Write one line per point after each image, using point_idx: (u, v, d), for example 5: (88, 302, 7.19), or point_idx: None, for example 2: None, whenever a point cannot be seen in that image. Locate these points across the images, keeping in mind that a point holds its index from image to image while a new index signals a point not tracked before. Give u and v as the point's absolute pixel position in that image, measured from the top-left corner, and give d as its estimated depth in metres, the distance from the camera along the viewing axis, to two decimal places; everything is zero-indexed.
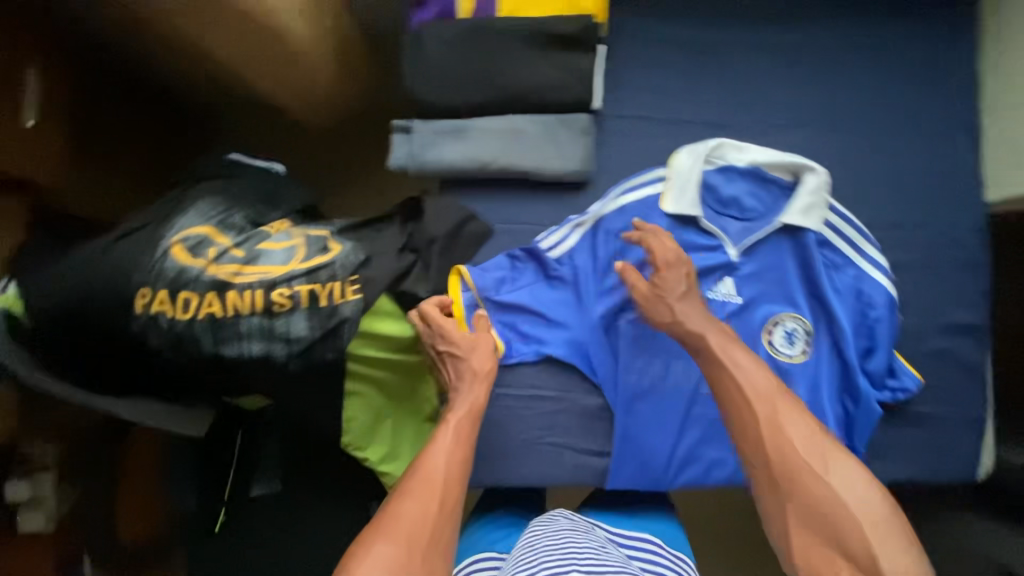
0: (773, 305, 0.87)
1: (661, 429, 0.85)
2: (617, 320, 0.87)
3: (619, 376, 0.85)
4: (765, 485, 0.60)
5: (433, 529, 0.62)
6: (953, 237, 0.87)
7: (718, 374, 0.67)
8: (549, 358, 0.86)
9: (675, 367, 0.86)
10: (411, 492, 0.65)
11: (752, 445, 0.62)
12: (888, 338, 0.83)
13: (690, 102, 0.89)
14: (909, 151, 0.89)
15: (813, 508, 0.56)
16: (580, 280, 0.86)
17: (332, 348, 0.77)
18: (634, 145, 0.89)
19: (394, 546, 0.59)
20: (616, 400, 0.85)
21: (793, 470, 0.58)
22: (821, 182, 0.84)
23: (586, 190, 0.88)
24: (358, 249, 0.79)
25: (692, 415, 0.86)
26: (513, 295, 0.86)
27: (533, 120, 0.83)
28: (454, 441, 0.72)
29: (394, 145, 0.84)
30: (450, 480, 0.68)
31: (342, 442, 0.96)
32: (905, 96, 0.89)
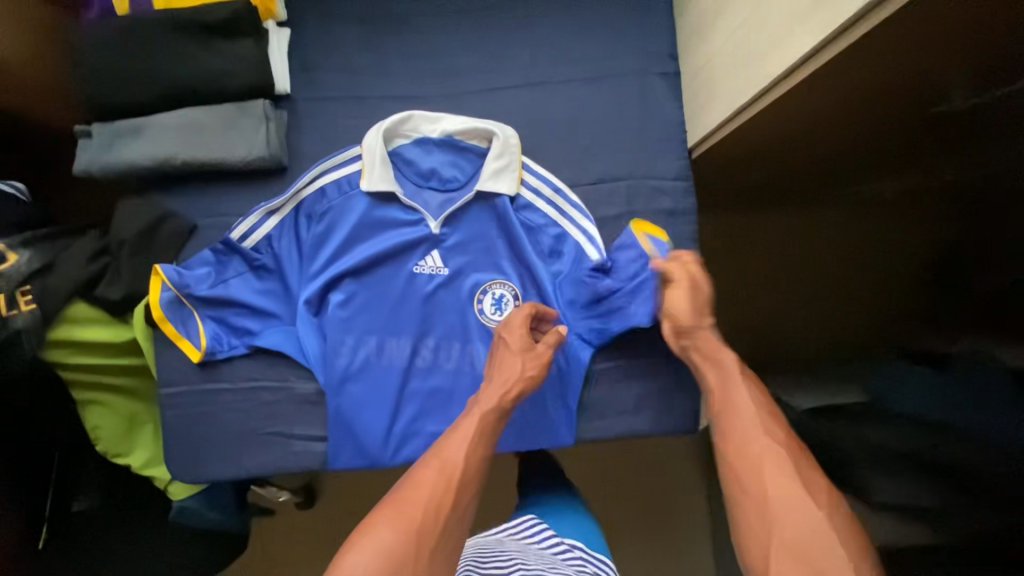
0: (482, 272, 0.87)
1: (377, 406, 0.85)
2: (325, 302, 0.86)
3: (327, 358, 0.85)
4: (753, 511, 0.62)
5: (441, 519, 0.62)
6: (658, 184, 0.86)
7: (730, 397, 0.71)
8: (259, 348, 0.86)
9: (389, 344, 0.86)
10: (421, 479, 0.65)
11: (748, 474, 0.65)
12: (585, 294, 0.83)
13: (383, 76, 0.88)
14: (608, 102, 0.87)
15: (797, 545, 0.58)
16: (285, 266, 0.86)
17: (16, 359, 0.79)
18: (330, 124, 0.88)
19: (400, 534, 0.59)
20: (329, 382, 0.85)
21: (779, 495, 0.62)
22: (506, 145, 0.84)
23: (286, 175, 0.87)
24: (36, 258, 0.80)
25: (410, 389, 0.86)
26: (217, 289, 0.85)
27: (210, 111, 0.83)
28: (476, 432, 0.70)
29: (78, 150, 0.84)
30: (467, 471, 0.67)
31: (99, 451, 0.96)
32: (598, 47, 0.88)
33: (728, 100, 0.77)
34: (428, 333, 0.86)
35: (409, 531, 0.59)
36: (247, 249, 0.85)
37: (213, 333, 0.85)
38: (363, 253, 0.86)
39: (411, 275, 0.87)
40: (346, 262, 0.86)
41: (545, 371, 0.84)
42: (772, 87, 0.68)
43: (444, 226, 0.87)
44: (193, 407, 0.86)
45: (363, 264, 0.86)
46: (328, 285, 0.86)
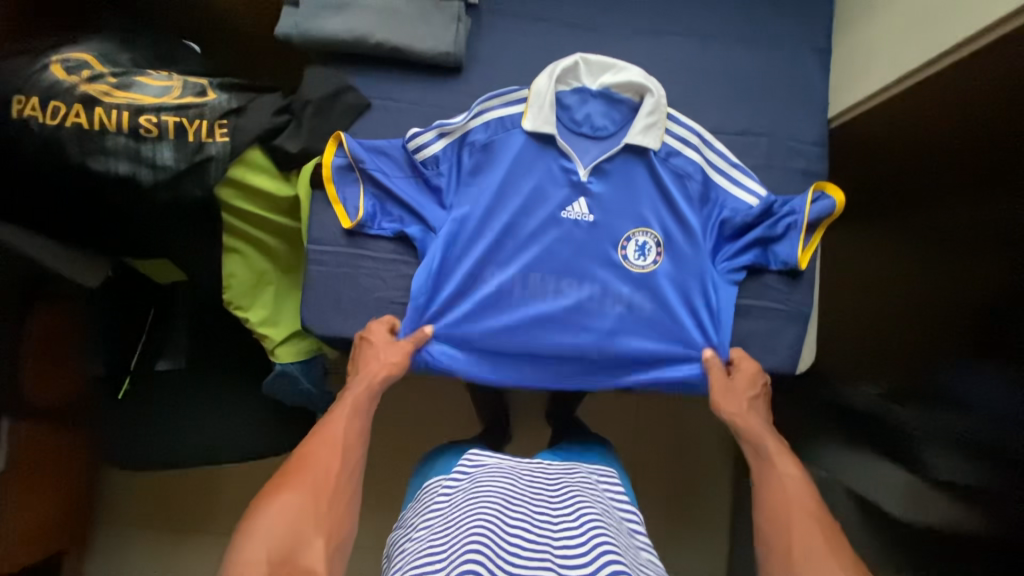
0: (625, 222, 0.93)
1: (515, 330, 0.92)
2: (476, 227, 0.93)
3: (477, 285, 0.93)
4: (779, 563, 0.68)
5: (336, 490, 0.74)
6: (796, 146, 0.94)
7: (767, 470, 0.78)
8: (403, 243, 0.93)
9: (526, 272, 0.93)
10: (317, 449, 0.76)
11: (771, 521, 0.73)
12: (728, 249, 0.92)
13: (563, 4, 0.97)
14: (763, 65, 0.95)
15: None
16: (444, 187, 0.93)
17: (199, 185, 0.85)
18: (509, 37, 0.96)
19: (298, 496, 0.71)
20: (470, 303, 0.92)
21: (810, 549, 0.67)
22: (657, 102, 0.91)
23: (461, 75, 0.95)
24: (234, 99, 0.87)
25: (548, 321, 0.92)
26: (383, 182, 0.92)
27: (409, 3, 0.91)
28: (352, 411, 0.83)
29: (283, 16, 0.92)
30: (349, 442, 0.79)
31: (224, 299, 1.02)
32: (762, 15, 0.96)
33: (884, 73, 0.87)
34: (570, 272, 0.93)
35: (313, 492, 0.72)
36: (419, 162, 0.92)
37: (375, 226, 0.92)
38: (517, 186, 0.93)
39: (557, 215, 0.93)
40: (499, 191, 0.93)
41: (664, 320, 0.92)
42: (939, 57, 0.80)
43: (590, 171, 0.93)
44: (336, 270, 0.93)
45: (517, 201, 0.93)
46: (478, 208, 0.93)
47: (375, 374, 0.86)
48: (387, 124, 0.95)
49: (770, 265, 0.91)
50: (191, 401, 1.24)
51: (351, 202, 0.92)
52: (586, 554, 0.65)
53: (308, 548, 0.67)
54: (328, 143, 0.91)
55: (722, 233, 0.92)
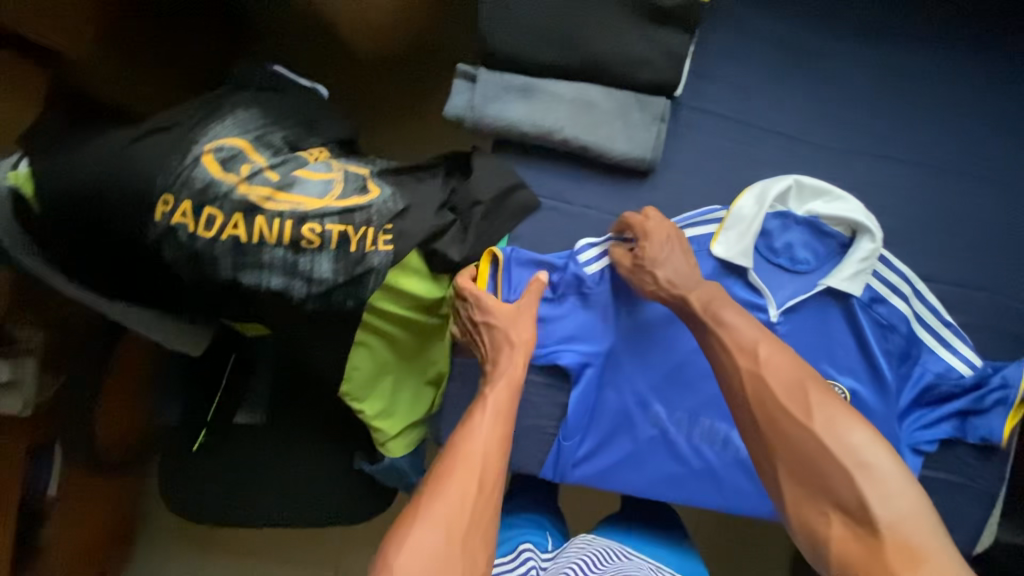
0: None
1: (676, 474, 0.82)
2: (641, 358, 0.82)
3: (635, 422, 0.82)
4: (753, 440, 0.63)
5: (473, 518, 0.64)
6: (1014, 307, 0.83)
7: (707, 334, 0.69)
8: (557, 369, 0.81)
9: (696, 415, 0.82)
10: (449, 480, 0.66)
11: (735, 399, 0.65)
12: (924, 415, 0.82)
13: (774, 108, 0.83)
14: (991, 208, 0.83)
15: (800, 461, 0.58)
16: (613, 310, 0.81)
17: (352, 296, 0.72)
18: (709, 142, 0.82)
19: (433, 537, 0.61)
20: (626, 442, 0.82)
21: (773, 413, 0.61)
22: (874, 249, 0.79)
23: (648, 180, 0.82)
24: (398, 196, 0.74)
25: (714, 466, 0.82)
26: (545, 300, 0.81)
27: (606, 95, 0.77)
28: (492, 415, 0.73)
29: (454, 90, 0.77)
30: (487, 465, 0.68)
31: (341, 389, 0.92)
32: (1000, 150, 0.83)
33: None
34: None
35: (448, 535, 0.62)
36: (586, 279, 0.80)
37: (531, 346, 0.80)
38: None
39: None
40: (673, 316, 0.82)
41: None
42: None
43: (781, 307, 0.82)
44: None
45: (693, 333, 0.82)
46: (650, 336, 0.82)
47: (514, 371, 0.76)
48: (557, 228, 0.83)
49: (966, 438, 0.81)
50: (268, 462, 1.14)
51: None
52: None
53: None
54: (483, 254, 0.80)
55: (920, 398, 0.83)
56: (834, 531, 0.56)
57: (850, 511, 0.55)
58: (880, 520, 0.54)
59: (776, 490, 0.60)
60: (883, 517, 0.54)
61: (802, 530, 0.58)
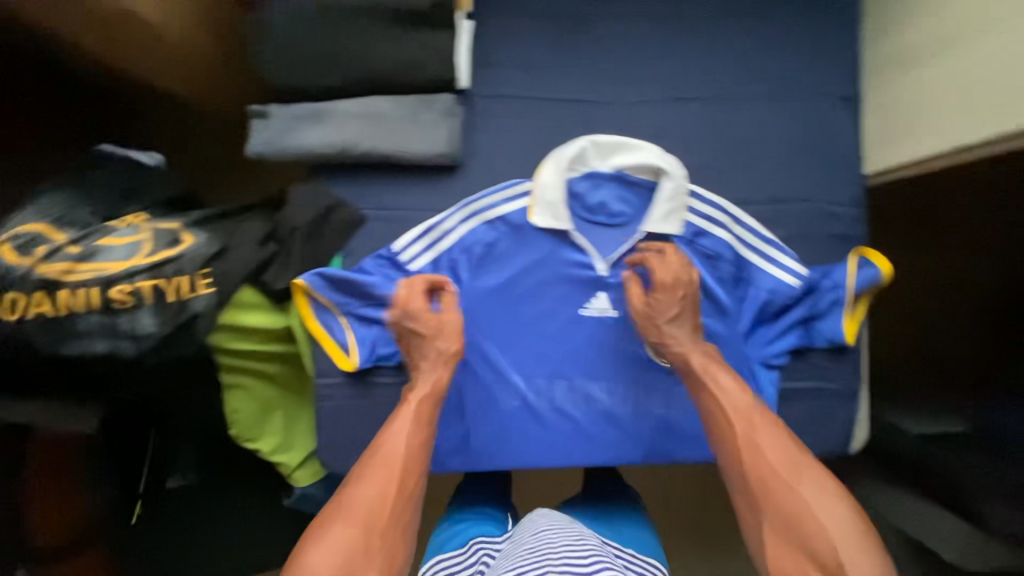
0: None
1: (547, 438, 0.86)
2: (487, 337, 0.86)
3: (496, 399, 0.86)
4: (742, 502, 0.66)
5: (383, 516, 0.66)
6: (833, 210, 0.86)
7: (699, 395, 0.73)
8: (411, 366, 0.85)
9: (553, 380, 0.86)
10: (370, 472, 0.68)
11: (729, 464, 0.68)
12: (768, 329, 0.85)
13: (562, 77, 0.87)
14: (789, 123, 0.87)
15: (785, 520, 0.63)
16: None
17: (187, 343, 0.76)
18: (507, 123, 0.86)
19: (348, 527, 0.64)
20: (493, 420, 0.86)
21: (767, 480, 0.65)
22: (677, 187, 0.83)
23: (457, 172, 0.86)
24: (213, 240, 0.77)
25: (580, 422, 0.86)
26: (381, 305, 0.84)
27: (391, 102, 0.81)
28: (416, 424, 0.73)
29: (252, 131, 0.82)
30: (411, 461, 0.71)
31: (231, 434, 0.95)
32: (785, 67, 0.87)
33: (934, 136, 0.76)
34: (598, 376, 0.86)
35: (365, 523, 0.65)
36: (410, 271, 0.84)
37: (384, 350, 0.85)
38: (527, 287, 0.86)
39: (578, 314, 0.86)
40: (509, 293, 0.86)
41: None
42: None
43: (611, 261, 0.86)
44: (347, 403, 0.85)
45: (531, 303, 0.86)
46: (493, 317, 0.86)
47: (429, 385, 0.77)
48: (385, 236, 0.85)
49: (814, 344, 0.85)
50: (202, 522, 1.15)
51: (356, 326, 0.85)
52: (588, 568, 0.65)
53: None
54: (292, 288, 0.82)
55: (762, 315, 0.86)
56: None
57: (827, 568, 0.60)
58: None
59: (756, 541, 0.64)
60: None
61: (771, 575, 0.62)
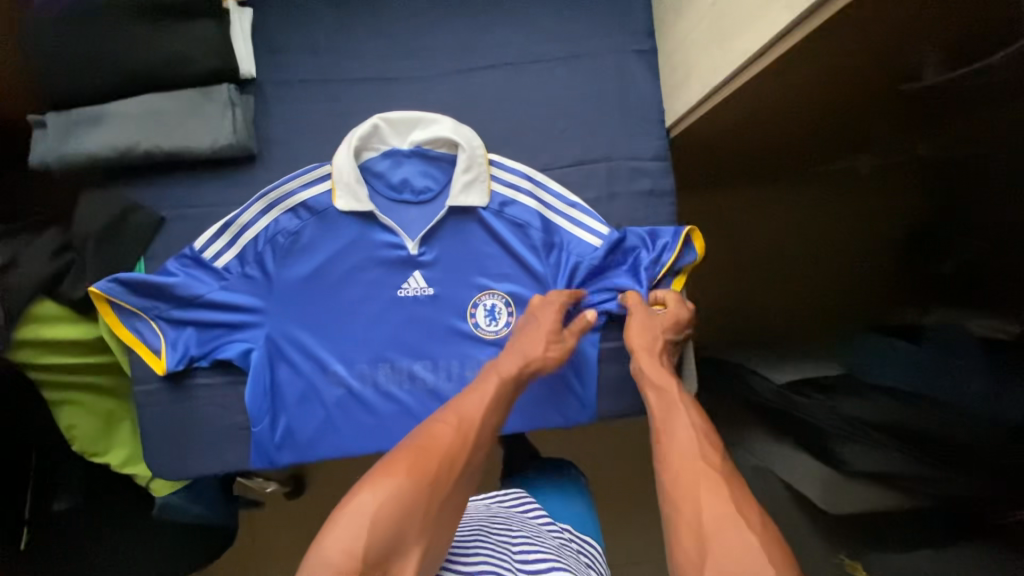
0: (468, 287, 0.85)
1: (375, 423, 0.85)
2: (302, 326, 0.84)
3: (319, 388, 0.84)
4: (685, 535, 0.55)
5: (446, 474, 0.60)
6: (635, 166, 0.86)
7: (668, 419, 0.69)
8: (227, 364, 0.84)
9: (375, 364, 0.85)
10: (446, 423, 0.65)
11: (673, 496, 0.60)
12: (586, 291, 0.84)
13: (352, 57, 0.85)
14: (585, 83, 0.86)
15: (731, 561, 0.51)
16: (261, 291, 0.83)
17: None
18: (300, 110, 0.85)
19: (407, 468, 0.58)
20: (318, 410, 0.85)
21: (704, 528, 0.55)
22: (473, 157, 0.82)
23: (255, 163, 0.84)
24: (1, 251, 0.76)
25: (407, 404, 0.85)
26: (188, 305, 0.83)
27: (170, 98, 0.79)
28: (495, 394, 0.70)
29: (33, 143, 0.80)
30: (483, 430, 0.67)
31: (74, 450, 0.92)
32: (575, 27, 0.86)
33: (704, 79, 0.76)
34: (422, 356, 0.85)
35: (424, 474, 0.58)
36: (216, 268, 0.83)
37: (194, 351, 0.83)
38: (340, 272, 0.85)
39: (394, 296, 0.85)
40: (321, 280, 0.84)
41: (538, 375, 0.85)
42: (803, 20, 0.59)
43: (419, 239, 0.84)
44: (169, 407, 0.84)
45: (346, 288, 0.85)
46: (306, 306, 0.84)
47: (522, 359, 0.75)
48: (190, 234, 0.85)
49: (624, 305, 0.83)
50: None
51: (166, 330, 0.83)
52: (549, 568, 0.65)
53: (410, 539, 0.54)
54: (92, 297, 0.80)
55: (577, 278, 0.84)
56: None
57: None
58: None
59: None
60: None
61: None
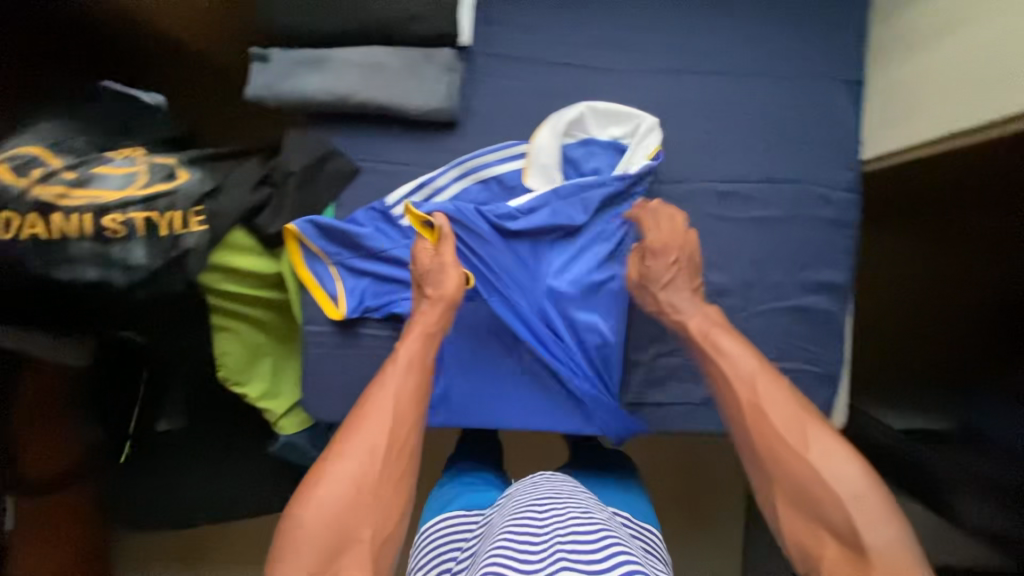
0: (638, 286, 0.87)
1: (523, 395, 0.85)
2: (471, 292, 0.86)
3: (479, 355, 0.85)
4: (752, 461, 0.68)
5: (386, 471, 0.68)
6: (825, 193, 0.86)
7: (710, 363, 0.73)
8: (397, 320, 0.86)
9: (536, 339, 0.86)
10: (353, 426, 0.69)
11: (738, 425, 0.69)
12: (755, 307, 0.86)
13: (566, 40, 0.86)
14: (790, 101, 0.86)
15: (800, 487, 0.64)
16: None
17: (178, 279, 0.77)
18: (507, 84, 0.86)
19: (337, 483, 0.65)
20: (473, 374, 0.85)
21: (775, 449, 0.66)
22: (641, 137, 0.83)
23: (454, 129, 0.86)
24: (207, 178, 0.78)
25: (557, 382, 0.85)
26: (369, 256, 0.85)
27: (393, 54, 0.81)
28: (400, 375, 0.73)
29: (251, 73, 0.81)
30: (401, 418, 0.71)
31: (219, 376, 0.96)
32: (789, 45, 0.86)
33: (929, 125, 0.77)
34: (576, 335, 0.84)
35: (357, 488, 0.65)
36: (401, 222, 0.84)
37: (366, 301, 0.85)
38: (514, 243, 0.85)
39: (556, 270, 0.84)
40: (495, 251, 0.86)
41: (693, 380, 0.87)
42: None
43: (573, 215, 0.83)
44: (333, 350, 0.86)
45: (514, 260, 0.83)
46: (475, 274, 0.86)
47: (428, 323, 0.78)
48: (380, 188, 0.86)
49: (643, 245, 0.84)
50: (187, 466, 1.17)
51: (343, 277, 0.85)
52: (598, 546, 0.62)
53: (356, 533, 0.64)
54: (284, 234, 0.81)
55: (747, 293, 0.86)
56: (828, 550, 0.62)
57: (842, 538, 0.61)
58: (870, 547, 0.59)
59: (773, 513, 0.66)
60: (876, 547, 0.59)
61: (796, 541, 0.64)
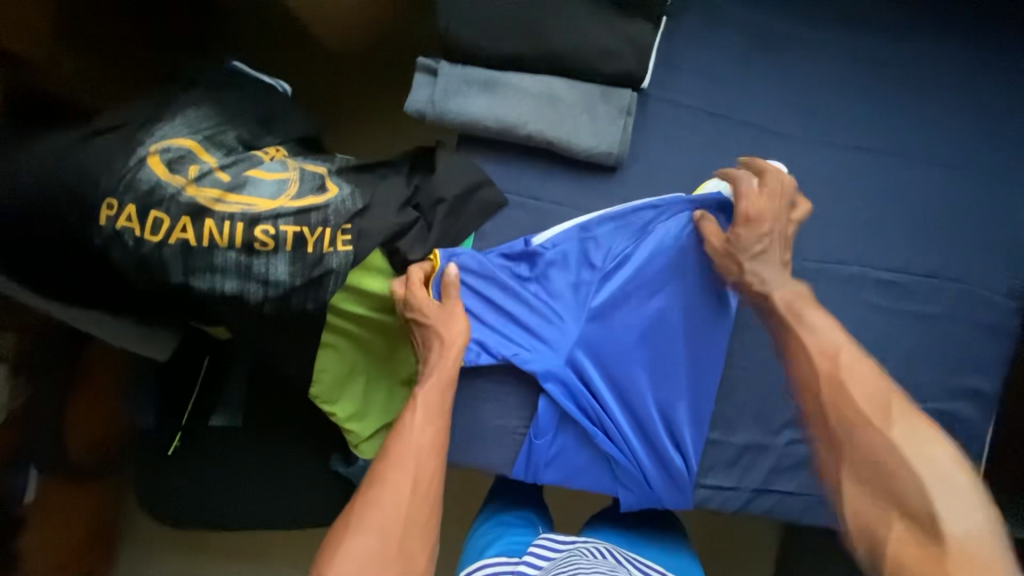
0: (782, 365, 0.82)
1: (635, 455, 0.81)
2: (603, 348, 0.79)
3: (602, 413, 0.80)
4: (820, 440, 0.59)
5: (414, 517, 0.62)
6: (987, 298, 0.82)
7: (788, 333, 0.66)
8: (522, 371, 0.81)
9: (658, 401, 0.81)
10: (384, 474, 0.65)
11: (810, 399, 0.61)
12: None
13: (746, 98, 0.81)
14: (966, 198, 0.82)
15: (875, 467, 0.54)
16: (570, 298, 0.79)
17: (312, 299, 0.70)
18: (679, 135, 0.81)
19: (369, 537, 0.59)
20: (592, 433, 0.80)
21: (851, 422, 0.57)
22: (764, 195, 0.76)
23: (616, 174, 0.80)
24: (358, 194, 0.71)
25: (672, 445, 0.81)
26: (502, 295, 0.78)
27: (570, 87, 0.75)
28: (421, 419, 0.69)
29: (415, 85, 0.76)
30: (425, 462, 0.66)
31: (310, 392, 0.87)
32: (975, 139, 0.82)
33: None
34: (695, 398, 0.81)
35: (388, 540, 0.60)
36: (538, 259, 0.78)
37: (497, 348, 0.78)
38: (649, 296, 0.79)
39: (680, 325, 0.80)
40: (634, 305, 0.79)
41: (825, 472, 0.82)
42: None
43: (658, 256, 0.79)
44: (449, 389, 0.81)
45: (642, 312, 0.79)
46: (613, 332, 0.79)
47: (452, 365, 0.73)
48: (524, 225, 0.80)
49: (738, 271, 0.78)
50: None
51: (475, 320, 0.78)
52: None
53: None
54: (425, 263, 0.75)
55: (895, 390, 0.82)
56: (894, 534, 0.52)
57: (921, 524, 0.51)
58: (950, 535, 0.49)
59: (835, 489, 0.57)
60: (961, 533, 0.49)
61: (860, 532, 0.54)
